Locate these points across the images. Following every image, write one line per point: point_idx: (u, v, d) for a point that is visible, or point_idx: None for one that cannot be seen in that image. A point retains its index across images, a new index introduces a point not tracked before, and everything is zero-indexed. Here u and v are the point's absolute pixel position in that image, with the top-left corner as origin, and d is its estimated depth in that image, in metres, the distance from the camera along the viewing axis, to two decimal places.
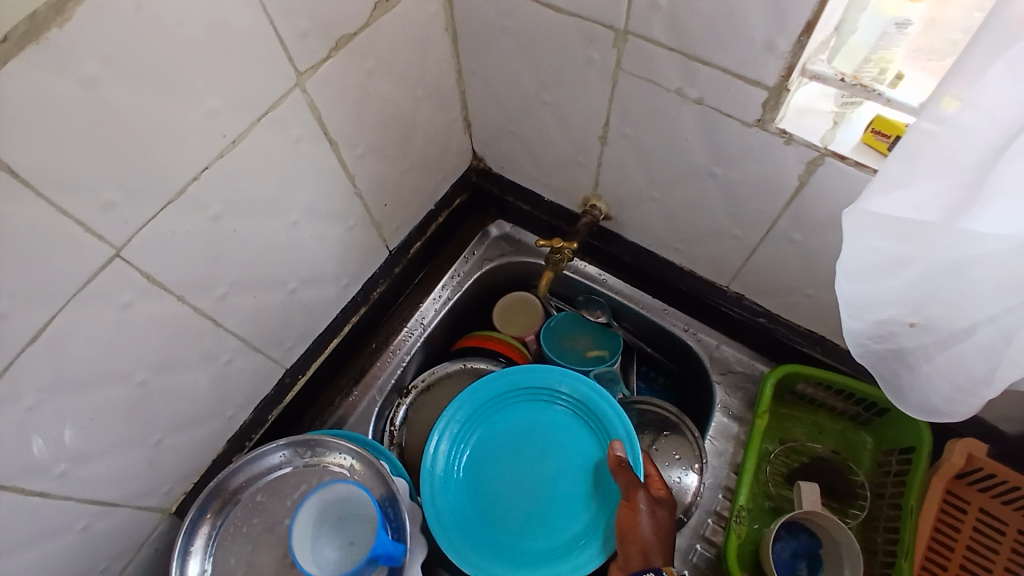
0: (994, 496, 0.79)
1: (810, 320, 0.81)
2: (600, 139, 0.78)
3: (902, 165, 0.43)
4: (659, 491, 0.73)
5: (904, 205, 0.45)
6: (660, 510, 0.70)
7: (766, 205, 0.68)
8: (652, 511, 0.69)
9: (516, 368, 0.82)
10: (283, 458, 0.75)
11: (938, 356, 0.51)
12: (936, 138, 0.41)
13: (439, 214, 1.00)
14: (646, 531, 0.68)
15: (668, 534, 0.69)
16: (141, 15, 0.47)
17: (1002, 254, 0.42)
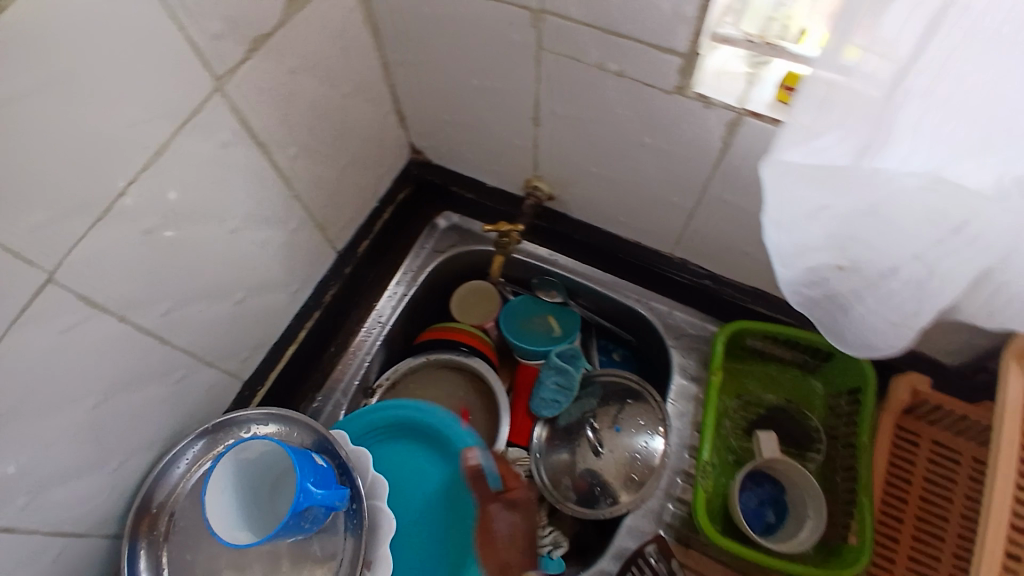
0: (944, 428, 0.82)
1: (752, 277, 0.84)
2: (532, 119, 0.78)
3: (809, 113, 0.45)
4: (515, 492, 0.74)
5: (815, 155, 0.46)
6: (512, 514, 0.73)
7: (697, 167, 0.70)
8: (506, 520, 0.73)
9: (363, 412, 0.86)
10: (195, 455, 0.76)
11: (870, 298, 0.54)
12: (841, 87, 0.42)
13: (383, 210, 1.00)
14: (501, 540, 0.72)
15: (528, 536, 0.73)
16: (49, 27, 0.45)
17: (912, 188, 0.44)
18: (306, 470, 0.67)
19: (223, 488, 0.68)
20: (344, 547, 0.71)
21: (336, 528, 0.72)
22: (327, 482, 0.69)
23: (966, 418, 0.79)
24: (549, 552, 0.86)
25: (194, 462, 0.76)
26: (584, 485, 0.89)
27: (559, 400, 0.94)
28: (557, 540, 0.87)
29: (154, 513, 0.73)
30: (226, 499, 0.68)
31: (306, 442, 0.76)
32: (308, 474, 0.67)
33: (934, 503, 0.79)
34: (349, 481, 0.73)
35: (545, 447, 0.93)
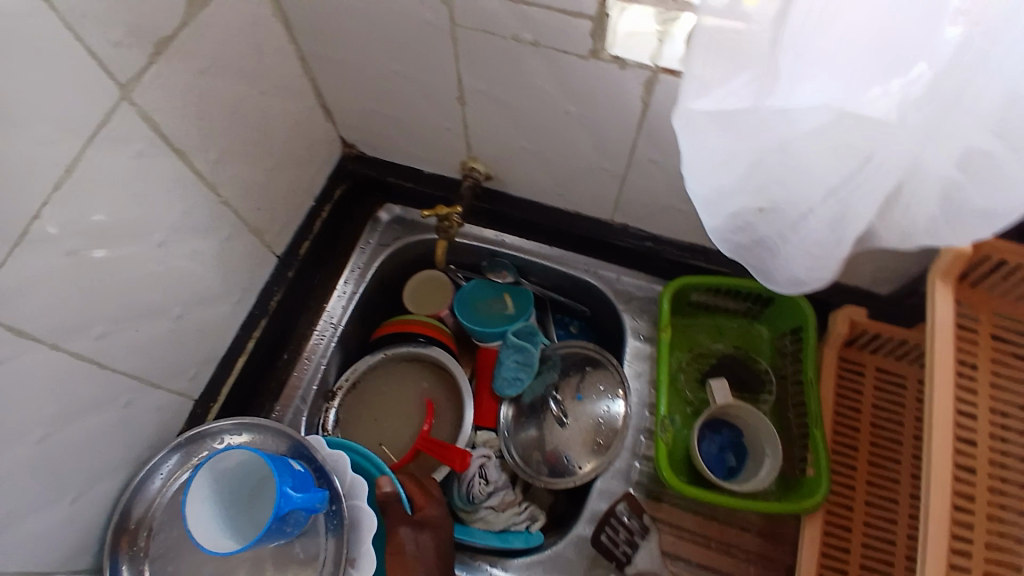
0: (886, 354, 0.84)
1: (689, 233, 0.87)
2: (457, 100, 0.78)
3: (710, 62, 0.45)
4: (427, 507, 0.78)
5: (717, 102, 0.47)
6: (425, 529, 0.75)
7: (622, 130, 0.72)
8: (418, 536, 0.74)
9: None
10: (170, 470, 0.74)
11: (793, 238, 0.56)
12: (743, 34, 0.42)
13: (321, 209, 0.99)
14: (413, 555, 0.73)
15: (443, 551, 0.76)
16: None
17: (811, 121, 0.46)
18: (283, 474, 0.66)
19: (204, 497, 0.68)
20: (327, 547, 0.70)
21: (317, 529, 0.71)
22: (305, 484, 0.68)
23: (906, 342, 0.80)
24: (527, 526, 0.87)
25: (171, 476, 0.74)
26: (553, 456, 0.90)
27: (521, 377, 0.95)
28: (534, 514, 0.88)
29: (133, 529, 0.73)
30: (208, 508, 0.68)
31: (281, 448, 0.75)
32: (285, 478, 0.66)
33: (885, 428, 0.80)
34: (327, 483, 0.72)
35: (512, 424, 0.94)
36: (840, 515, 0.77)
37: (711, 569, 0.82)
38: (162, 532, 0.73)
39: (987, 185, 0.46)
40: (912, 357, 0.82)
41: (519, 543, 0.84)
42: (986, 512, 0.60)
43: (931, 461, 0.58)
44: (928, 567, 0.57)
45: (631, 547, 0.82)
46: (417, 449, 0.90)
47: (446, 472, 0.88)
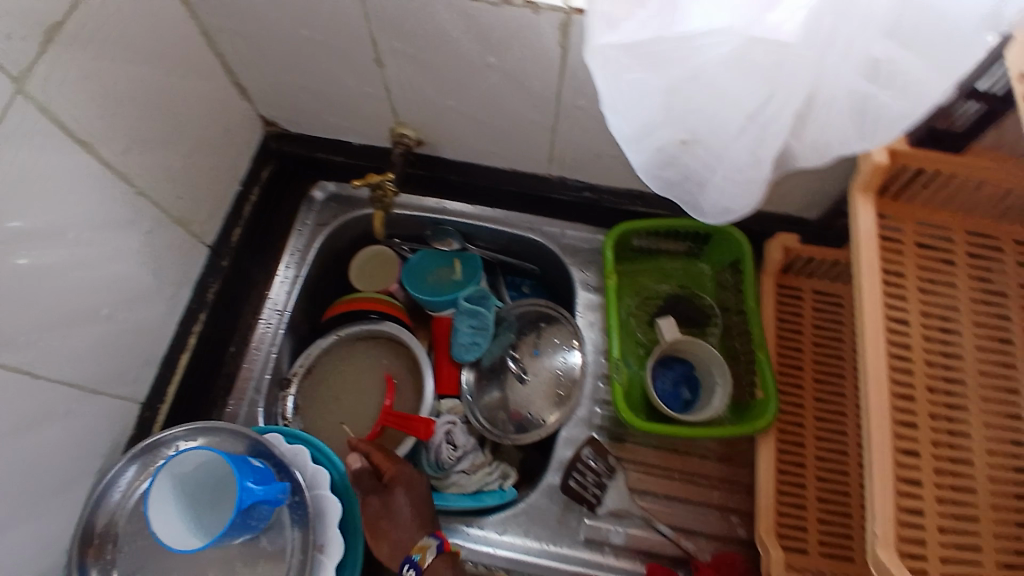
0: (822, 277, 0.87)
1: (624, 178, 0.88)
2: (375, 61, 0.76)
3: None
4: (391, 471, 0.78)
5: (620, 31, 0.46)
6: (394, 492, 0.77)
7: (544, 78, 0.71)
8: (389, 501, 0.76)
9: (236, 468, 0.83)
10: (132, 476, 0.70)
11: (718, 166, 0.57)
12: None
13: (250, 192, 0.96)
14: (389, 520, 0.75)
15: (420, 506, 0.77)
16: None
17: (717, 46, 0.46)
18: (243, 469, 0.66)
19: (169, 499, 0.66)
20: (293, 538, 0.69)
21: (281, 522, 0.70)
22: (266, 478, 0.68)
23: (839, 263, 0.84)
24: (500, 485, 0.88)
25: (134, 483, 0.70)
26: (518, 414, 0.92)
27: (478, 342, 0.95)
28: (505, 471, 0.89)
29: (99, 541, 0.68)
30: (172, 509, 0.65)
31: (240, 448, 0.72)
32: (245, 472, 0.65)
33: (827, 345, 0.84)
34: (288, 476, 0.71)
35: (475, 388, 0.95)
36: (792, 432, 0.80)
37: (678, 498, 0.85)
38: (131, 541, 0.68)
39: (897, 92, 0.49)
40: (844, 277, 0.86)
41: (492, 501, 0.85)
42: (929, 411, 0.63)
43: (865, 364, 0.59)
44: (874, 464, 0.56)
45: (600, 488, 0.84)
46: (382, 426, 0.89)
47: (412, 442, 0.88)
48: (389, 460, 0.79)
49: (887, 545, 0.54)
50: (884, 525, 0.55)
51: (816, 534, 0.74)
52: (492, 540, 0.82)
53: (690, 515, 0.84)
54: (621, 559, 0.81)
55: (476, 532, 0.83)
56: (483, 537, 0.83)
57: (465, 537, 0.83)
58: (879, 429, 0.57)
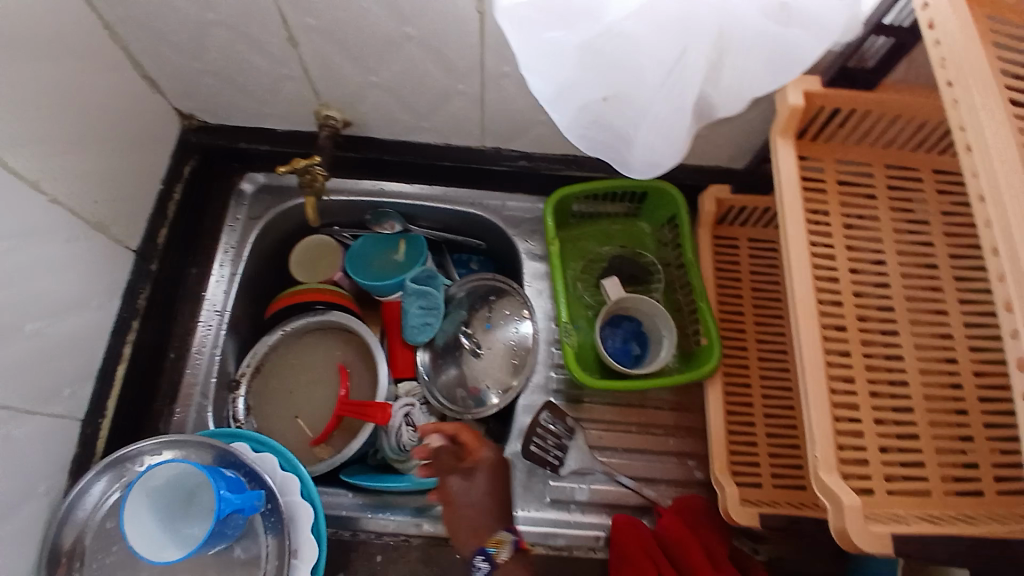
0: (755, 224, 0.90)
1: (557, 143, 0.88)
2: (288, 41, 0.73)
3: None
4: (471, 442, 0.81)
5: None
6: (475, 470, 0.79)
7: (465, 47, 0.70)
8: (468, 481, 0.79)
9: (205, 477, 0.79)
10: (103, 487, 0.69)
11: (642, 120, 0.58)
12: None
13: (173, 190, 0.91)
14: (466, 495, 0.78)
15: (496, 491, 0.79)
16: None
17: None
18: (215, 479, 0.64)
19: (146, 509, 0.65)
20: (268, 545, 0.68)
21: (255, 530, 0.69)
22: (239, 487, 0.66)
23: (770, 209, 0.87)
24: None
25: (101, 498, 0.69)
26: (476, 388, 0.93)
27: (430, 322, 0.94)
28: None
29: (67, 558, 0.67)
30: (149, 520, 0.65)
31: (206, 458, 0.70)
32: (220, 481, 0.64)
33: (764, 289, 0.87)
34: (260, 484, 0.69)
35: (431, 368, 0.94)
36: (737, 374, 0.83)
37: (638, 450, 0.88)
38: (98, 556, 0.67)
39: (803, 23, 0.51)
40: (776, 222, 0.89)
41: None
42: (860, 340, 0.67)
43: (795, 302, 0.62)
44: (811, 394, 0.59)
45: (562, 449, 0.85)
46: (339, 416, 0.89)
47: (371, 428, 0.88)
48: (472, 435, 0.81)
49: (828, 466, 0.58)
50: (824, 448, 0.58)
51: (768, 467, 0.78)
52: None
53: (649, 464, 0.87)
54: (587, 514, 0.84)
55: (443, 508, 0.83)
56: None
57: (433, 514, 0.83)
58: (812, 362, 0.60)
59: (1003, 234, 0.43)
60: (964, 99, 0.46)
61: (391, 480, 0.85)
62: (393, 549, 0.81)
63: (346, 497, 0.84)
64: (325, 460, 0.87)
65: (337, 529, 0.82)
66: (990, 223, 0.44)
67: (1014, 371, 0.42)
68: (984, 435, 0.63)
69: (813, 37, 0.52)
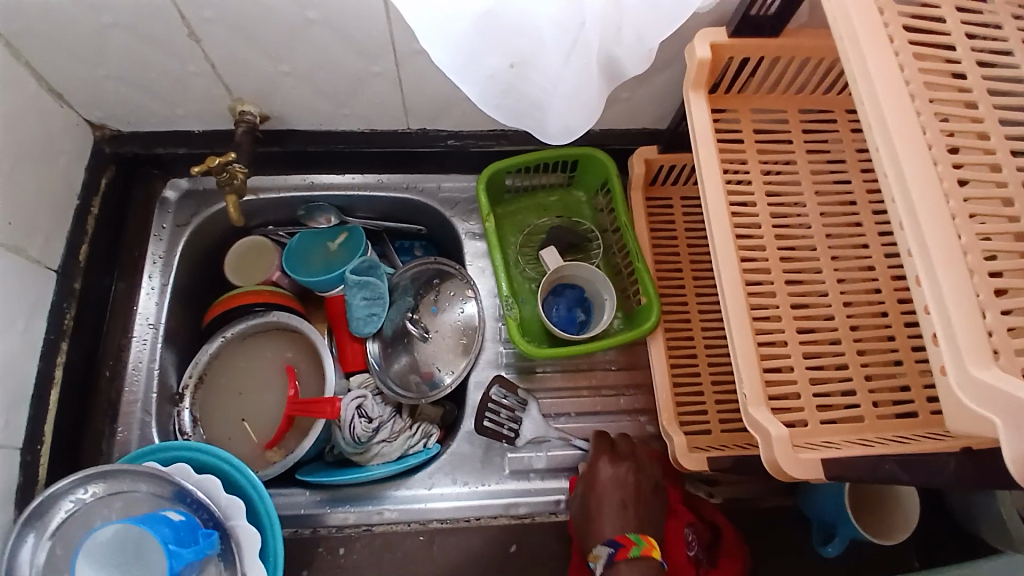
0: (686, 182, 0.92)
1: (483, 120, 0.88)
2: (190, 36, 0.70)
3: None
4: (625, 444, 0.80)
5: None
6: (626, 470, 0.77)
7: (374, 26, 0.69)
8: (608, 470, 0.78)
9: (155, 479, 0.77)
10: (32, 543, 0.64)
11: (550, 83, 0.59)
12: None
13: (90, 204, 0.87)
14: (612, 499, 0.75)
15: (648, 505, 0.76)
16: None
17: None
18: (161, 532, 0.62)
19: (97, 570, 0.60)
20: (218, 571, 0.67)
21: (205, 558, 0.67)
22: (190, 534, 0.64)
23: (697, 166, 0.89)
24: (424, 445, 0.88)
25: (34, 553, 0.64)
26: (429, 373, 0.93)
27: (374, 312, 0.92)
28: (427, 430, 0.88)
29: None
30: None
31: (144, 489, 0.67)
32: (166, 537, 0.62)
33: (699, 244, 0.89)
34: (210, 518, 0.67)
35: (382, 358, 0.93)
36: (681, 329, 0.85)
37: (592, 413, 0.89)
38: None
39: None
40: None
41: (417, 461, 0.85)
42: (786, 280, 0.69)
43: (717, 248, 0.64)
44: (738, 336, 0.61)
45: (516, 422, 0.86)
46: (291, 416, 0.88)
47: (323, 423, 0.87)
48: (634, 443, 0.81)
49: (757, 403, 0.60)
50: (752, 385, 0.60)
51: (715, 414, 0.81)
52: (421, 497, 0.84)
53: (605, 426, 0.89)
54: (547, 481, 0.86)
55: (404, 493, 0.84)
56: (412, 497, 0.84)
57: (394, 502, 0.84)
58: (738, 305, 0.62)
59: (889, 158, 0.45)
60: (846, 34, 0.48)
61: (346, 473, 0.84)
62: (354, 541, 0.81)
63: (302, 496, 0.83)
64: (278, 462, 0.86)
65: (295, 528, 0.82)
66: (877, 149, 0.46)
67: (913, 287, 0.44)
68: (912, 357, 0.67)
69: None
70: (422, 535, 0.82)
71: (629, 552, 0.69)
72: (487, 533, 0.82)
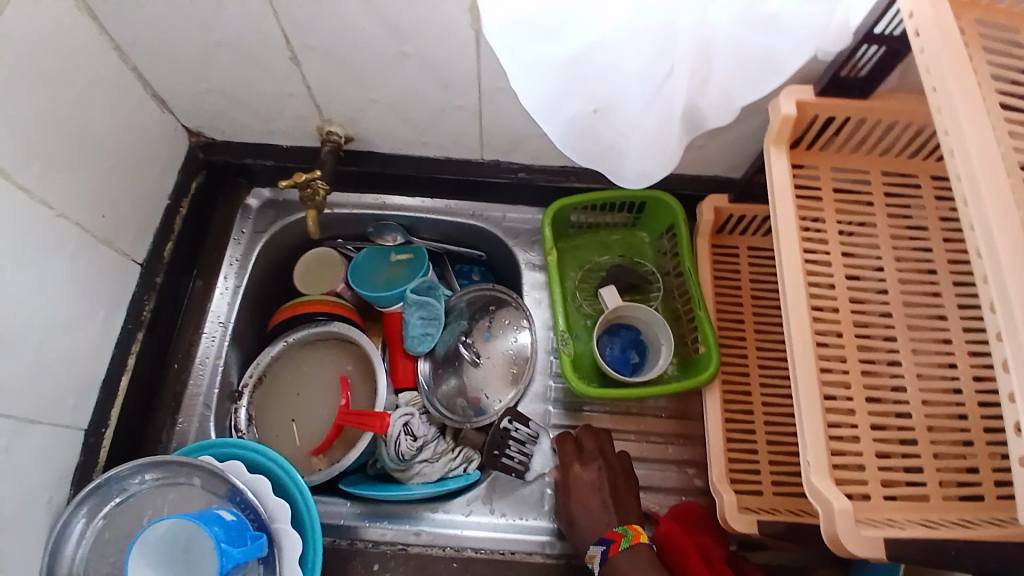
0: (755, 233, 0.90)
1: (555, 156, 0.90)
2: (292, 61, 0.76)
3: None
4: (591, 441, 0.84)
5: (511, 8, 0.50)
6: (598, 469, 0.81)
7: (462, 62, 0.72)
8: (581, 471, 0.81)
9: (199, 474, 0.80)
10: (85, 522, 0.68)
11: (629, 129, 0.60)
12: None
13: (179, 205, 0.93)
14: (594, 500, 0.78)
15: (624, 496, 0.80)
16: None
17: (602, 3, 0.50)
18: (212, 530, 0.63)
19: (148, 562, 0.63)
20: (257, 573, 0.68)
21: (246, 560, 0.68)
22: (241, 534, 0.66)
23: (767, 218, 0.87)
24: (464, 469, 0.89)
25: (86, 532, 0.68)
26: (476, 398, 0.94)
27: (430, 332, 0.94)
28: (468, 456, 0.90)
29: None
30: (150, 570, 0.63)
31: (201, 484, 0.70)
32: (219, 535, 0.63)
33: (763, 298, 0.87)
34: (258, 520, 0.69)
35: (432, 378, 0.95)
36: (739, 383, 0.83)
37: (637, 458, 0.88)
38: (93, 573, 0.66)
39: (787, 30, 0.53)
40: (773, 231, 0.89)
41: (457, 484, 0.86)
42: (857, 345, 0.67)
43: (788, 306, 0.62)
44: (804, 398, 0.59)
45: (526, 455, 0.86)
46: (340, 425, 0.90)
47: (371, 437, 0.89)
48: (598, 436, 0.85)
49: (820, 471, 0.58)
50: (817, 453, 0.58)
51: (768, 476, 0.78)
52: (458, 522, 0.84)
53: (650, 473, 0.87)
54: None
55: (441, 517, 0.85)
56: (449, 521, 0.84)
57: (430, 523, 0.84)
58: (807, 369, 0.60)
59: (984, 236, 0.43)
60: (946, 106, 0.46)
61: (388, 490, 0.85)
62: (389, 559, 0.81)
63: (343, 507, 0.85)
64: (324, 470, 0.88)
65: (333, 538, 0.82)
66: (971, 226, 0.45)
67: (1000, 372, 0.43)
68: (984, 438, 0.63)
69: (799, 43, 0.54)
70: (456, 561, 0.81)
71: (619, 546, 0.71)
72: (522, 569, 0.81)
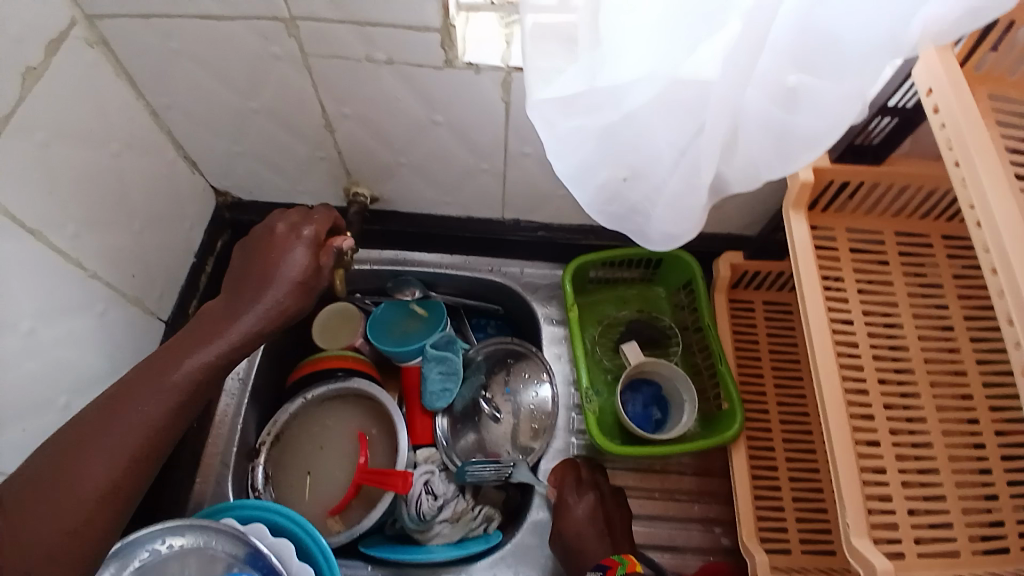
0: (770, 287, 0.92)
1: (575, 215, 0.93)
2: (325, 127, 0.79)
3: (535, 51, 0.51)
4: (585, 473, 0.86)
5: (552, 86, 0.53)
6: (592, 501, 0.82)
7: (491, 128, 0.75)
8: (572, 504, 0.83)
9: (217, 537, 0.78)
10: None
11: (657, 195, 0.63)
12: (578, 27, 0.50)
13: (204, 263, 0.95)
14: (588, 531, 0.80)
15: (616, 524, 0.83)
16: None
17: (639, 96, 0.53)
18: None
19: None
20: None
21: None
22: None
23: (782, 274, 0.89)
24: (484, 529, 0.88)
25: None
26: (496, 455, 0.93)
27: (448, 387, 0.94)
28: (489, 515, 0.89)
29: None
30: None
31: (223, 549, 0.68)
32: None
33: (781, 353, 0.89)
34: None
35: (450, 434, 0.95)
36: (761, 439, 0.84)
37: (659, 516, 0.88)
38: None
39: (810, 112, 0.54)
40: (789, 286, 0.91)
41: (477, 546, 0.85)
42: (882, 402, 0.67)
43: (816, 364, 0.63)
44: (840, 461, 0.60)
45: (505, 471, 0.88)
46: (358, 485, 0.89)
47: (390, 497, 0.87)
48: (595, 472, 0.87)
49: (860, 533, 0.58)
50: (854, 514, 0.58)
51: (795, 533, 0.77)
52: None
53: (673, 531, 0.87)
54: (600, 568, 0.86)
55: None
56: None
57: None
58: (840, 434, 0.61)
59: (1015, 303, 0.45)
60: (970, 177, 0.48)
61: (407, 552, 0.84)
62: None
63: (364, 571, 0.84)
64: (343, 531, 0.87)
65: None
66: (1002, 293, 0.46)
67: None
68: (1008, 493, 0.63)
69: (825, 127, 0.54)
70: None
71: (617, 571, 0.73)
72: None
